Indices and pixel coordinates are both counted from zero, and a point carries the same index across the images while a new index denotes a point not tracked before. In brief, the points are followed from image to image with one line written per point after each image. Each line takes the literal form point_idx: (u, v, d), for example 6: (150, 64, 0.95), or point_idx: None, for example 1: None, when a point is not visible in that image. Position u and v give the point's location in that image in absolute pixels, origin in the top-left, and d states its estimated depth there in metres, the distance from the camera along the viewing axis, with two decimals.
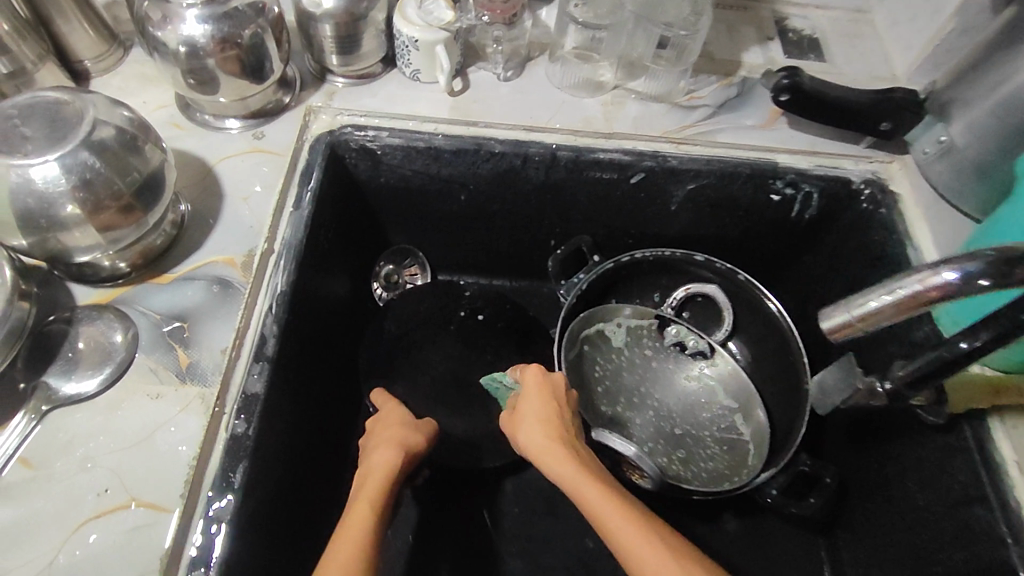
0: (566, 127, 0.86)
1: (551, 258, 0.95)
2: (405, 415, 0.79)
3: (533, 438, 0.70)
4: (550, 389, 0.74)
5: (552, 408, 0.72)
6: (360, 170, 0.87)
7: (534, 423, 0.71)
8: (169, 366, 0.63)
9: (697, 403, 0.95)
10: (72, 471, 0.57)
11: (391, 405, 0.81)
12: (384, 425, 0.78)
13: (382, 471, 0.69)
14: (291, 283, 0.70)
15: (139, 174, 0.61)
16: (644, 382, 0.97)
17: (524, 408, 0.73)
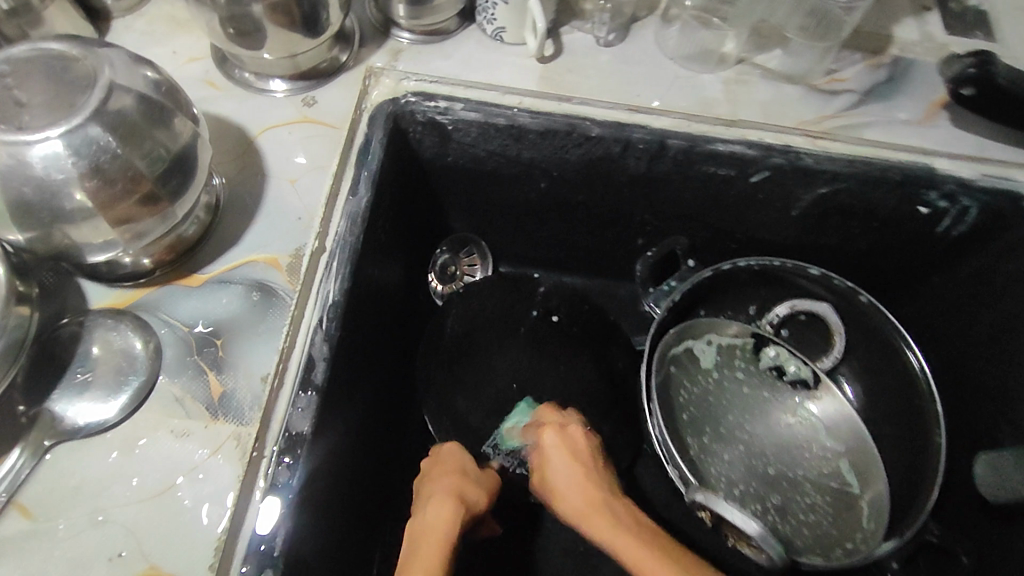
0: (678, 110, 0.70)
1: (641, 262, 0.85)
2: (466, 461, 0.66)
3: (571, 497, 0.60)
4: (561, 432, 0.65)
5: (578, 460, 0.62)
6: (425, 147, 0.72)
7: (568, 480, 0.61)
8: (198, 396, 0.52)
9: (794, 441, 0.84)
10: (80, 526, 0.47)
11: (447, 450, 0.67)
12: (438, 471, 0.64)
13: (438, 530, 0.56)
14: (346, 291, 0.57)
15: (164, 156, 0.48)
16: (734, 414, 0.85)
17: (551, 457, 0.63)
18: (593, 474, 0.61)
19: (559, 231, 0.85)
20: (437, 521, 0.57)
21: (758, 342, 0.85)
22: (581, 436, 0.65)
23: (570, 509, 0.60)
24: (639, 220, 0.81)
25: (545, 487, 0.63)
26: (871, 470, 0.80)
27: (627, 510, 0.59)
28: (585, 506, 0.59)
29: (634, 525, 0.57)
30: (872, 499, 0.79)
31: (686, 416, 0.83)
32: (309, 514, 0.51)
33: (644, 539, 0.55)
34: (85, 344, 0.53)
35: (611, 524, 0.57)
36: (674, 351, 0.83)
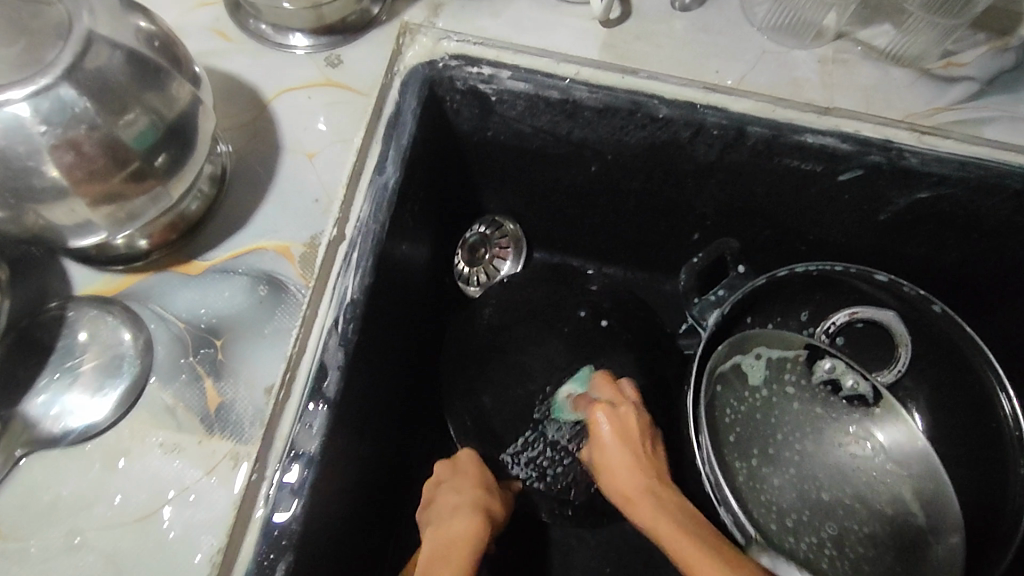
0: (760, 92, 0.60)
1: (685, 266, 0.71)
2: (485, 477, 0.62)
3: (609, 461, 0.56)
4: (619, 413, 0.58)
5: (634, 445, 0.56)
6: (462, 119, 0.63)
7: (619, 462, 0.55)
8: (192, 405, 0.45)
9: (865, 474, 0.62)
10: (54, 547, 0.41)
11: (464, 460, 0.64)
12: (455, 482, 0.60)
13: (458, 544, 0.52)
14: (367, 288, 0.50)
15: (157, 127, 0.40)
16: (788, 432, 0.64)
17: (600, 442, 0.56)
18: (647, 454, 0.56)
19: (604, 220, 0.75)
20: (458, 532, 0.53)
21: (811, 353, 0.65)
22: (644, 423, 0.58)
23: (618, 486, 0.55)
24: (698, 212, 0.71)
25: (592, 458, 0.58)
26: (945, 507, 0.60)
27: (684, 504, 0.53)
28: (632, 488, 0.54)
29: (690, 518, 0.51)
30: (954, 546, 0.59)
31: (728, 438, 0.63)
32: (314, 541, 0.46)
33: (696, 529, 0.49)
34: (68, 337, 0.46)
35: (663, 511, 0.51)
36: (719, 369, 0.64)
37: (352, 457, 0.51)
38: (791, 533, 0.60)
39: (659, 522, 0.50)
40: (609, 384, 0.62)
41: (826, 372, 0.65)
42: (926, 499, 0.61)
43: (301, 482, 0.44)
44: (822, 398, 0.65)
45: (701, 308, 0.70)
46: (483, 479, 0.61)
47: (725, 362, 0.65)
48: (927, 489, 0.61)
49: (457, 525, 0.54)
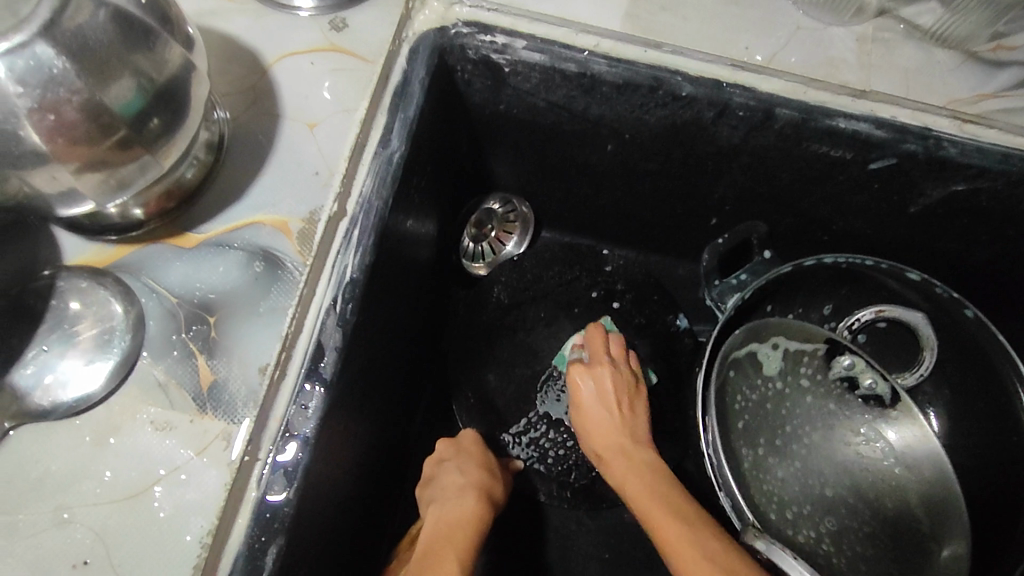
0: (790, 71, 0.56)
1: (710, 247, 0.69)
2: (488, 458, 0.59)
3: (596, 424, 0.56)
4: (595, 374, 0.58)
5: (613, 403, 0.56)
6: (473, 91, 0.60)
7: (599, 421, 0.56)
8: (184, 383, 0.44)
9: (878, 477, 0.56)
10: (40, 523, 0.40)
11: (466, 441, 0.61)
12: (457, 461, 0.58)
13: (460, 526, 0.50)
14: (368, 268, 0.48)
15: (144, 92, 0.39)
16: (798, 425, 0.58)
17: (583, 405, 0.57)
18: (627, 409, 0.57)
19: (618, 202, 0.72)
20: (459, 513, 0.52)
21: (830, 347, 0.59)
22: (624, 383, 0.58)
23: (593, 442, 0.56)
24: (718, 196, 0.67)
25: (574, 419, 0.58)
26: (952, 516, 0.54)
27: (654, 458, 0.54)
28: (603, 445, 0.55)
29: (666, 485, 0.51)
30: (956, 557, 0.53)
31: (737, 425, 0.57)
32: (305, 525, 0.44)
33: (660, 486, 0.51)
34: (58, 309, 0.45)
35: (633, 469, 0.53)
36: (735, 355, 0.59)
37: (347, 440, 0.50)
38: (793, 525, 0.54)
39: (628, 479, 0.52)
40: (599, 335, 0.61)
41: (845, 369, 0.58)
42: (932, 507, 0.54)
43: (294, 466, 0.43)
44: (837, 394, 0.58)
45: (720, 293, 0.68)
46: (485, 461, 0.59)
47: (742, 348, 0.60)
48: (935, 495, 0.54)
49: (458, 505, 0.52)
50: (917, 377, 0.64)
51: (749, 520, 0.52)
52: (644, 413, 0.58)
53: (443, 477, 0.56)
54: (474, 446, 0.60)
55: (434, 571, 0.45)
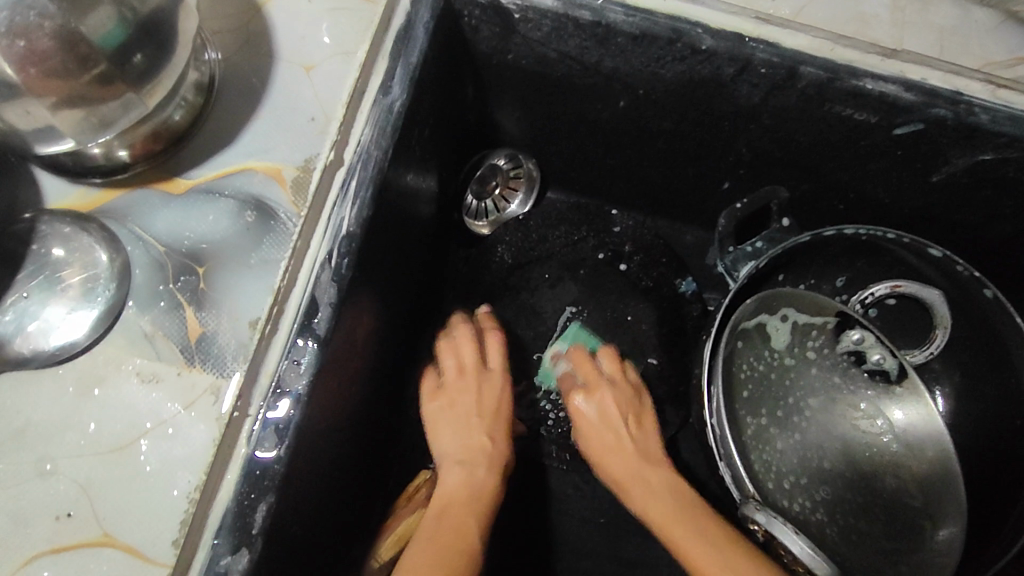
0: (818, 26, 0.53)
1: (726, 212, 0.66)
2: (505, 406, 0.57)
3: (610, 460, 0.56)
4: (597, 398, 0.58)
5: (615, 425, 0.57)
6: (480, 37, 0.57)
7: (601, 441, 0.56)
8: (171, 334, 0.42)
9: (875, 452, 0.53)
10: (22, 474, 0.39)
11: (491, 382, 0.58)
12: (477, 416, 0.56)
13: (476, 501, 0.50)
14: (365, 221, 0.46)
15: (126, 23, 0.36)
16: (803, 396, 0.56)
17: (583, 422, 0.58)
18: (631, 429, 0.57)
19: (627, 163, 0.70)
20: (474, 487, 0.51)
21: (840, 321, 0.55)
22: (624, 400, 0.59)
23: (606, 470, 0.56)
24: (733, 158, 0.64)
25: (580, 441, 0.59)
26: (945, 494, 0.51)
27: (671, 476, 0.54)
28: (624, 472, 0.54)
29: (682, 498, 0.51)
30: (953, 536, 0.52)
31: (742, 394, 0.57)
32: (297, 484, 0.43)
33: (671, 500, 0.51)
34: (39, 253, 0.43)
35: (655, 492, 0.52)
36: (743, 326, 0.58)
37: (344, 396, 0.49)
38: (787, 495, 0.55)
39: (649, 505, 0.51)
40: (586, 358, 0.61)
41: (852, 343, 0.54)
42: (922, 482, 0.52)
43: (286, 423, 0.41)
44: (842, 369, 0.55)
45: (734, 260, 0.65)
46: (502, 414, 0.57)
47: (751, 319, 0.58)
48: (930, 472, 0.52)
49: (472, 478, 0.52)
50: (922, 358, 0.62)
51: (749, 493, 0.53)
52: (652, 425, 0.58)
53: (460, 429, 0.55)
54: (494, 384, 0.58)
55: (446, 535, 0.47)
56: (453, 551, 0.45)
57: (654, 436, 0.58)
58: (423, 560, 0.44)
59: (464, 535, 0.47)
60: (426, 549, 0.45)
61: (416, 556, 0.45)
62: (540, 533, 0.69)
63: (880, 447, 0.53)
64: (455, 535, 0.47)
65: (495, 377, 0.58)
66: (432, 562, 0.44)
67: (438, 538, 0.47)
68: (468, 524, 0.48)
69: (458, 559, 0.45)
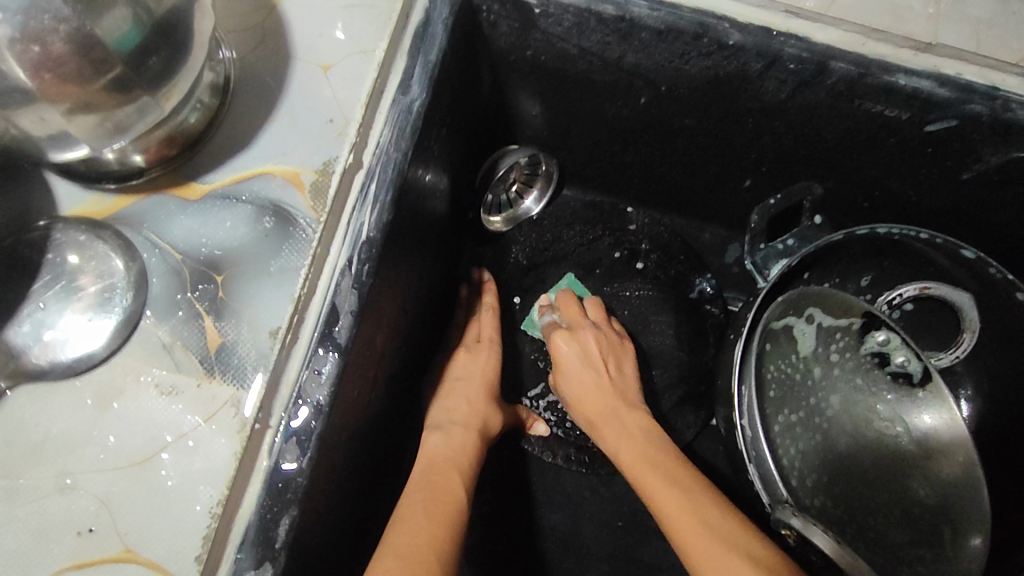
0: (849, 20, 0.51)
1: (759, 208, 0.65)
2: (493, 379, 0.62)
3: (589, 396, 0.59)
4: (578, 338, 0.61)
5: (594, 361, 0.60)
6: (499, 33, 0.55)
7: (581, 380, 0.60)
8: (190, 345, 0.41)
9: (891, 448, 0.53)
10: (43, 488, 0.38)
11: (483, 353, 0.62)
12: (465, 384, 0.60)
13: (459, 455, 0.54)
14: (386, 226, 0.44)
15: (141, 25, 0.35)
16: (827, 395, 0.55)
17: (562, 359, 0.61)
18: (613, 373, 0.60)
19: (645, 161, 0.68)
20: (459, 447, 0.55)
21: (866, 322, 0.54)
22: (606, 340, 0.62)
23: (585, 411, 0.60)
24: (756, 155, 0.63)
25: (561, 389, 0.62)
26: (974, 502, 0.49)
27: (642, 420, 0.57)
28: (597, 412, 0.58)
29: (658, 446, 0.53)
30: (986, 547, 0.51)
31: (769, 393, 0.56)
32: (317, 496, 0.42)
33: (645, 454, 0.52)
34: (54, 262, 0.42)
35: (628, 430, 0.56)
36: (772, 327, 0.57)
37: (364, 402, 0.48)
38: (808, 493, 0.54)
39: (621, 445, 0.55)
40: (573, 303, 0.64)
41: (877, 344, 0.53)
42: (947, 490, 0.51)
43: (307, 433, 0.40)
44: (865, 370, 0.54)
45: (765, 257, 0.66)
46: (491, 387, 0.61)
47: (779, 321, 0.57)
48: (958, 479, 0.50)
49: (456, 439, 0.55)
50: (948, 360, 0.62)
51: (781, 497, 0.54)
52: (628, 368, 0.62)
53: (451, 400, 0.59)
54: (484, 352, 0.63)
55: (439, 487, 0.50)
56: (444, 505, 0.48)
57: (635, 385, 0.61)
58: (415, 511, 0.47)
59: (452, 488, 0.50)
60: (419, 498, 0.49)
61: (409, 507, 0.48)
62: (558, 536, 0.68)
63: (894, 443, 0.53)
64: (444, 489, 0.50)
65: (487, 347, 0.63)
66: (423, 510, 0.47)
67: (431, 491, 0.50)
68: (453, 479, 0.52)
69: (448, 509, 0.48)
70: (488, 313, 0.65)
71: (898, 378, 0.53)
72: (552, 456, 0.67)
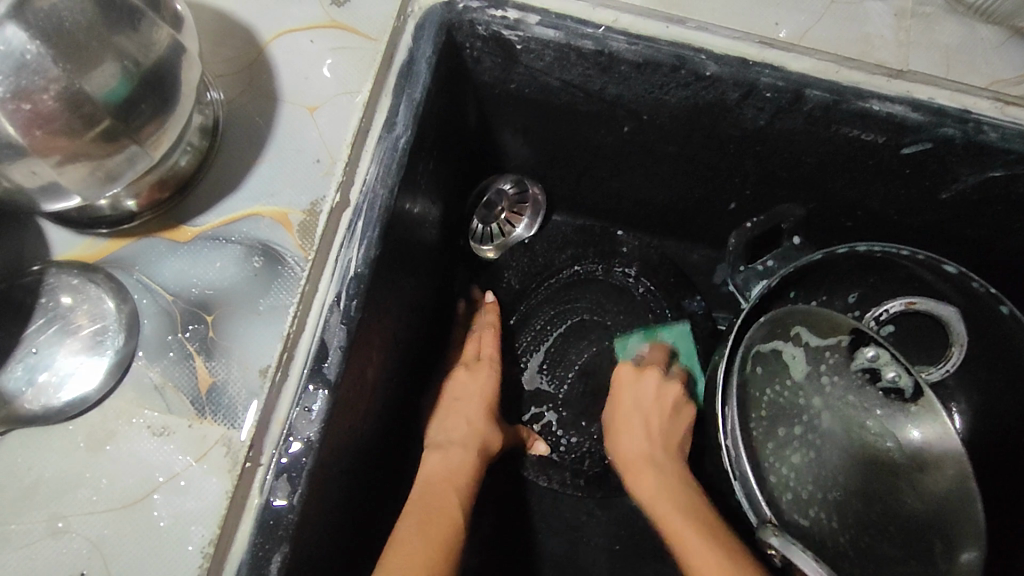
0: (822, 50, 0.53)
1: (738, 231, 0.66)
2: (492, 397, 0.62)
3: (631, 446, 0.60)
4: (644, 380, 0.62)
5: (651, 421, 0.61)
6: (482, 68, 0.56)
7: (631, 429, 0.61)
8: (182, 385, 0.42)
9: (881, 467, 0.54)
10: (35, 533, 0.39)
11: (482, 372, 0.63)
12: (463, 403, 0.61)
13: (459, 475, 0.55)
14: (373, 260, 0.45)
15: (129, 78, 0.36)
16: (816, 411, 0.56)
17: (623, 394, 0.63)
18: (668, 419, 0.61)
19: (631, 186, 0.69)
20: (456, 466, 0.55)
21: (855, 338, 0.57)
22: (670, 394, 0.62)
23: (624, 461, 0.60)
24: (739, 178, 0.64)
25: (608, 413, 0.64)
26: (965, 513, 0.52)
27: (676, 472, 0.58)
28: (639, 458, 0.59)
29: (686, 501, 0.55)
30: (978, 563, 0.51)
31: (756, 415, 0.55)
32: (309, 530, 0.43)
33: (680, 499, 0.55)
34: (48, 306, 0.43)
35: (670, 487, 0.56)
36: (759, 350, 0.57)
37: (354, 433, 0.48)
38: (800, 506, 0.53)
39: (657, 501, 0.55)
40: (662, 354, 0.66)
41: (868, 360, 0.56)
42: (938, 502, 0.53)
43: (298, 469, 0.41)
44: (857, 386, 0.56)
45: (745, 279, 0.65)
46: (491, 406, 0.62)
47: (766, 345, 0.57)
48: (948, 490, 0.53)
49: (454, 459, 0.56)
50: (939, 374, 0.63)
51: (765, 517, 0.51)
52: (683, 434, 0.62)
53: (449, 419, 0.60)
54: (483, 372, 0.63)
55: (437, 509, 0.51)
56: (438, 526, 0.49)
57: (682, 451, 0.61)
58: (410, 534, 0.48)
59: (448, 509, 0.51)
60: (413, 522, 0.49)
61: (404, 531, 0.48)
62: (554, 562, 0.68)
63: (888, 462, 0.55)
64: (439, 512, 0.50)
65: (486, 365, 0.64)
66: (418, 534, 0.48)
67: (426, 514, 0.50)
68: (449, 500, 0.52)
69: (444, 532, 0.49)
70: (487, 332, 0.66)
71: (888, 391, 0.56)
72: (547, 481, 0.67)
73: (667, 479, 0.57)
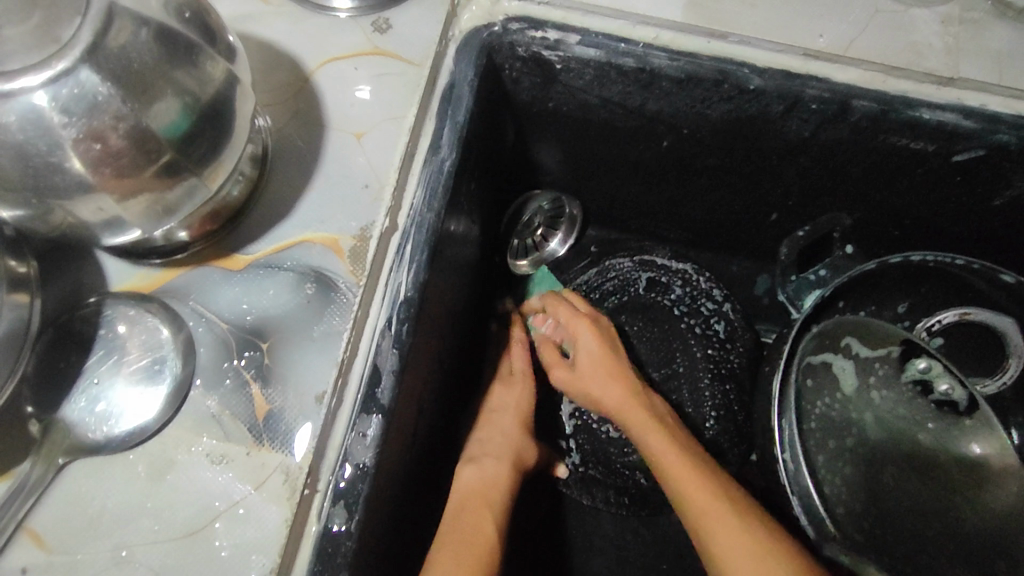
0: (868, 60, 0.52)
1: (789, 241, 0.67)
2: (527, 412, 0.62)
3: (610, 393, 0.59)
4: (583, 323, 0.62)
5: (603, 348, 0.61)
6: (521, 88, 0.57)
7: (592, 378, 0.60)
8: (239, 414, 0.42)
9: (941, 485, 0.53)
10: (99, 563, 0.39)
11: (516, 385, 0.63)
12: (498, 417, 0.60)
13: (492, 489, 0.54)
14: (422, 284, 0.46)
15: (190, 112, 0.36)
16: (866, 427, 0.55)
17: (584, 353, 0.61)
18: (624, 369, 0.60)
19: (668, 200, 0.69)
20: (490, 480, 0.55)
21: (906, 349, 0.55)
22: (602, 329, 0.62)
23: (612, 411, 0.59)
24: (781, 190, 0.63)
25: (579, 391, 0.62)
26: None
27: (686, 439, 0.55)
28: (632, 420, 0.57)
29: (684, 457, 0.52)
30: None
31: (809, 425, 0.54)
32: (365, 556, 0.42)
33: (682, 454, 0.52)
34: (107, 337, 0.43)
35: (671, 453, 0.52)
36: (810, 362, 0.56)
37: (404, 456, 0.48)
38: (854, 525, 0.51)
39: (656, 444, 0.54)
40: (555, 299, 0.64)
41: (919, 371, 0.55)
42: (999, 522, 0.50)
43: (354, 495, 0.41)
44: (909, 398, 0.55)
45: (797, 289, 0.66)
46: (526, 419, 0.61)
47: (817, 355, 0.56)
48: (1008, 509, 0.51)
49: (488, 473, 0.55)
50: (995, 387, 0.60)
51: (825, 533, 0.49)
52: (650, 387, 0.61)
53: (483, 433, 0.59)
54: (518, 385, 0.63)
55: (470, 527, 0.50)
56: (474, 547, 0.48)
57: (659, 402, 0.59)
58: (449, 552, 0.47)
59: (481, 528, 0.50)
60: (450, 542, 0.49)
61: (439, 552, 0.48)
62: None
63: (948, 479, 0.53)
64: (472, 532, 0.50)
65: (520, 379, 0.63)
66: (454, 560, 0.47)
67: (460, 535, 0.49)
68: (483, 517, 0.51)
69: (479, 556, 0.48)
70: (519, 346, 0.66)
71: (939, 404, 0.54)
72: (591, 499, 0.66)
73: (653, 430, 0.55)
